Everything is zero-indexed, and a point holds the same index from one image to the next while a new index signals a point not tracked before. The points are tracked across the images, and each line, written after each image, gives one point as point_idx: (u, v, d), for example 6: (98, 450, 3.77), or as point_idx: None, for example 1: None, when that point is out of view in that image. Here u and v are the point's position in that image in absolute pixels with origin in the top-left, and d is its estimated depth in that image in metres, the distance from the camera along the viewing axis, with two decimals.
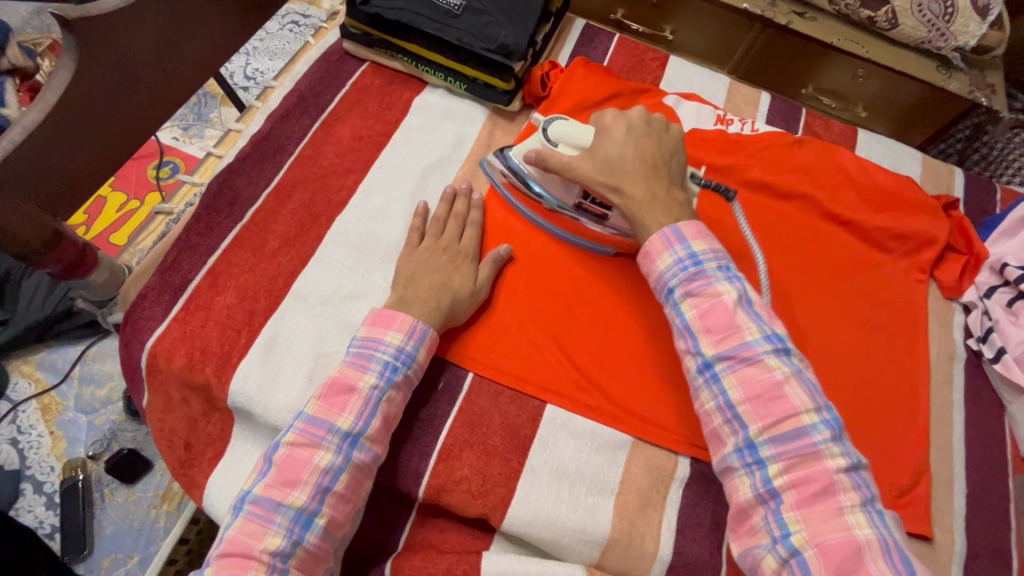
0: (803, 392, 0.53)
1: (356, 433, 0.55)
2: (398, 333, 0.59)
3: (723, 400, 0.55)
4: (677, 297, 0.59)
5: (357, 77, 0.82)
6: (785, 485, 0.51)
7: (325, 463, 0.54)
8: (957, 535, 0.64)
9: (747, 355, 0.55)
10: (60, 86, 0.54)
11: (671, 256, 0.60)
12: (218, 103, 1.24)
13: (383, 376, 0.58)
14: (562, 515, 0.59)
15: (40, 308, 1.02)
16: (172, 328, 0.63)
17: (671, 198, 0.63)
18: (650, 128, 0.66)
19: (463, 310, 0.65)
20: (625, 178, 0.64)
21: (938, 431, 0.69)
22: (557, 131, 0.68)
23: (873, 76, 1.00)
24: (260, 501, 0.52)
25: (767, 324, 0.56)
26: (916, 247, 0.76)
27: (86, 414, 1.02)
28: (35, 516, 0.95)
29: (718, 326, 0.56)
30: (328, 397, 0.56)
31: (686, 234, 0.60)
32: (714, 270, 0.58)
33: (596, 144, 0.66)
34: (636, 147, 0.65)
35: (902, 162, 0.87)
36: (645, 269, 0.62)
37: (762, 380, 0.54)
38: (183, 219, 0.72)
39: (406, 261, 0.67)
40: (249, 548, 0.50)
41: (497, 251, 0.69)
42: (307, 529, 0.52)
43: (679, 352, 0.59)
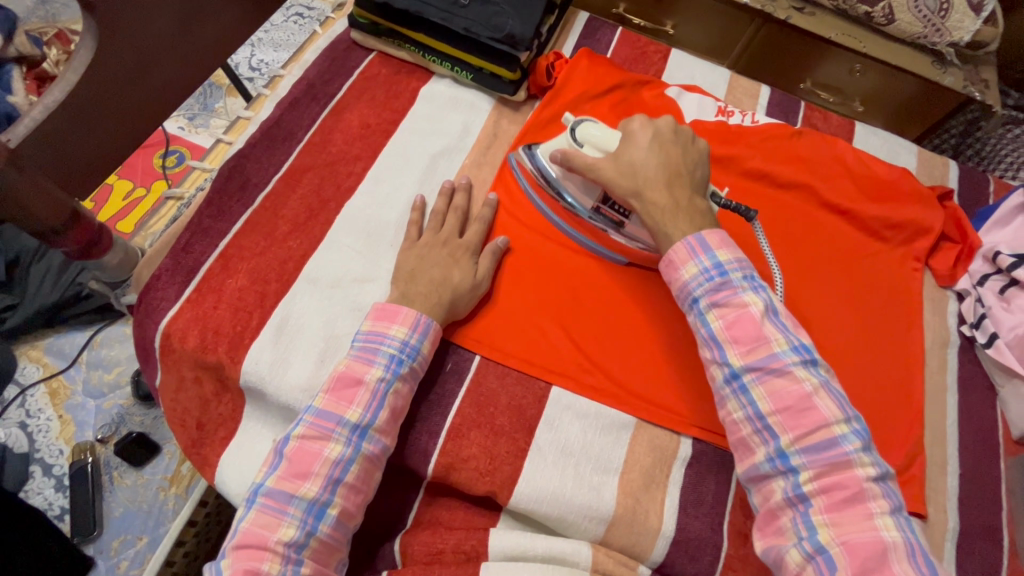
0: (832, 404, 0.55)
1: (365, 425, 0.56)
2: (402, 327, 0.60)
3: (752, 410, 0.56)
4: (703, 307, 0.60)
5: (365, 66, 0.83)
6: (814, 490, 0.52)
7: (335, 455, 0.55)
8: (950, 513, 0.66)
9: (777, 366, 0.56)
10: (82, 66, 0.55)
11: (696, 266, 0.60)
12: (224, 94, 1.25)
13: (389, 369, 0.59)
14: (568, 492, 0.60)
15: (48, 292, 1.02)
16: (185, 310, 0.64)
17: (693, 207, 0.64)
18: (677, 138, 0.67)
19: (463, 305, 0.66)
20: (648, 184, 0.64)
21: (933, 413, 0.71)
22: (585, 132, 0.69)
23: (870, 71, 1.02)
24: (274, 493, 0.53)
25: (794, 335, 0.58)
26: (911, 236, 0.78)
27: (94, 398, 1.02)
28: (45, 498, 0.95)
29: (745, 336, 0.57)
30: (336, 390, 0.58)
31: (711, 244, 0.61)
32: (740, 280, 0.59)
33: (621, 149, 0.67)
34: (660, 156, 0.65)
35: (898, 154, 0.89)
36: (669, 278, 0.63)
37: (792, 391, 0.55)
38: (195, 204, 0.73)
39: (408, 255, 0.67)
40: (263, 540, 0.52)
41: (496, 243, 0.70)
42: (319, 519, 0.53)
43: (705, 361, 0.60)
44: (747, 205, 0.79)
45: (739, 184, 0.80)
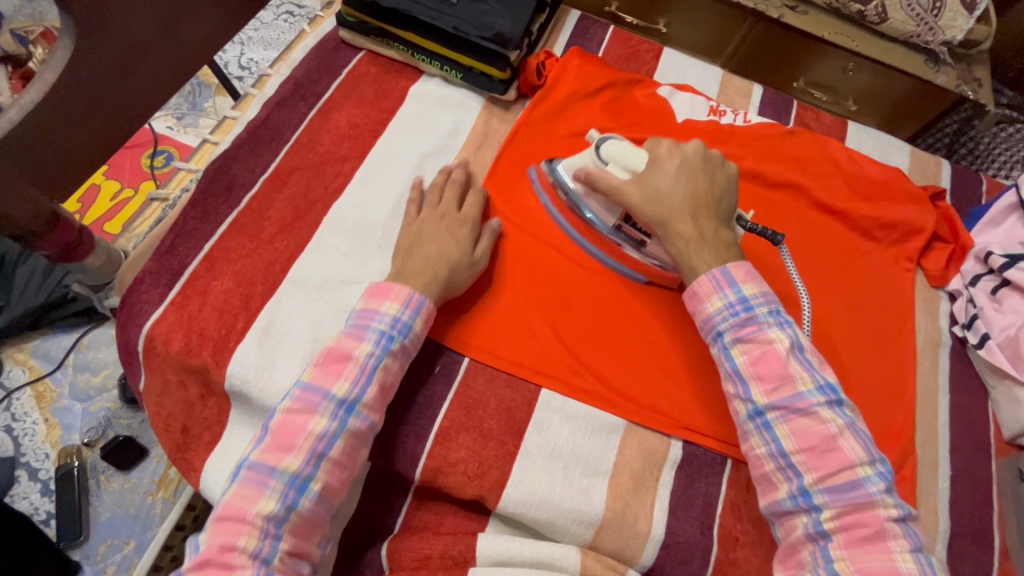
0: (857, 444, 0.54)
1: (352, 399, 0.56)
2: (393, 304, 0.60)
3: (775, 447, 0.56)
4: (727, 342, 0.60)
5: (353, 66, 0.82)
6: (836, 527, 0.52)
7: (319, 428, 0.54)
8: (941, 514, 0.66)
9: (802, 406, 0.55)
10: (59, 66, 0.54)
11: (721, 299, 0.60)
12: (212, 93, 1.24)
13: (378, 345, 0.58)
14: (557, 495, 0.60)
15: (34, 295, 1.01)
16: (169, 313, 0.64)
17: (718, 239, 0.63)
18: (707, 165, 0.66)
19: (462, 280, 0.65)
20: (674, 215, 0.63)
21: (924, 414, 0.71)
22: (609, 151, 0.67)
23: (863, 69, 1.02)
24: (256, 465, 0.52)
25: (819, 373, 0.57)
26: (903, 236, 0.77)
27: (81, 401, 1.01)
28: (31, 503, 0.95)
29: (770, 374, 0.57)
30: (325, 364, 0.57)
31: (736, 277, 0.61)
32: (765, 316, 0.59)
33: (648, 172, 0.66)
34: (688, 184, 0.64)
35: (890, 154, 0.89)
36: (693, 309, 0.62)
37: (816, 432, 0.55)
38: (179, 205, 0.72)
39: (406, 233, 0.67)
40: (243, 512, 0.51)
41: (491, 222, 0.70)
42: (301, 493, 0.52)
43: (728, 395, 0.60)
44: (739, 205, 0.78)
45: None
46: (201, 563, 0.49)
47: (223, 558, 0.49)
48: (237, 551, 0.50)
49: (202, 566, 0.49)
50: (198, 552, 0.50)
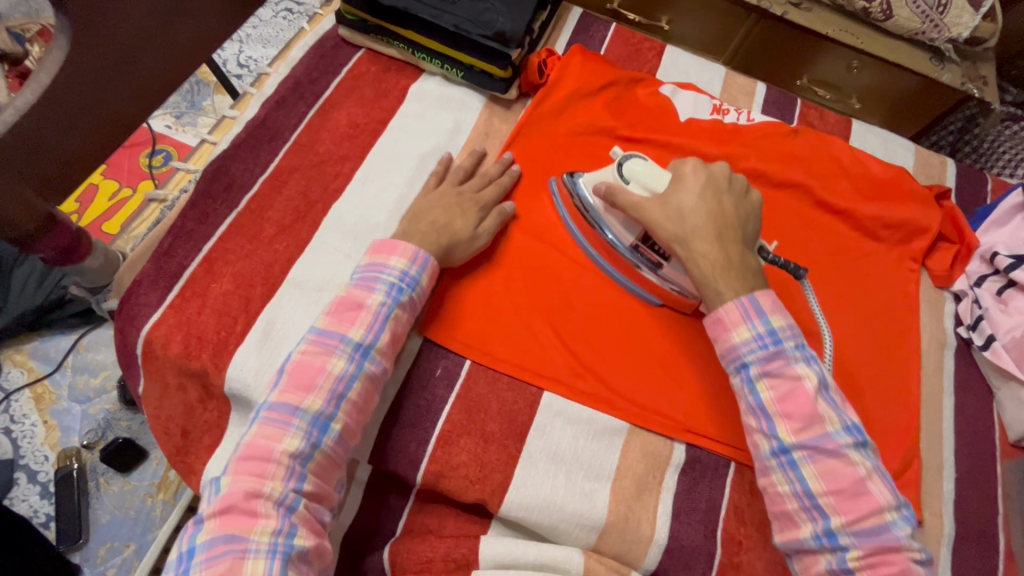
0: (884, 487, 0.54)
1: (367, 344, 0.57)
2: (401, 258, 0.62)
3: (801, 487, 0.54)
4: (753, 375, 0.58)
5: (353, 64, 0.82)
6: (861, 569, 0.52)
7: (338, 370, 0.56)
8: (946, 518, 0.65)
9: (830, 446, 0.54)
10: (53, 68, 0.53)
11: (749, 330, 0.58)
12: (211, 91, 1.23)
13: (389, 295, 0.60)
14: (560, 499, 0.59)
15: (32, 296, 1.01)
16: (168, 315, 0.63)
17: (744, 264, 0.61)
18: (730, 188, 0.65)
19: (460, 252, 0.66)
20: (697, 235, 0.62)
21: (929, 417, 0.70)
22: (632, 169, 0.66)
23: (867, 67, 1.01)
24: (277, 407, 0.54)
25: (845, 413, 0.56)
26: (908, 236, 0.77)
27: (80, 403, 1.01)
28: (30, 505, 0.94)
29: (798, 412, 0.55)
30: (338, 312, 0.59)
31: (765, 308, 0.59)
32: (793, 350, 0.58)
33: (669, 191, 0.65)
34: (712, 205, 0.63)
35: (895, 153, 0.88)
36: (716, 338, 0.60)
37: (845, 473, 0.54)
38: (178, 206, 0.71)
39: (422, 200, 0.69)
40: (268, 450, 0.52)
41: (503, 206, 0.71)
42: (323, 433, 0.54)
43: (748, 428, 0.59)
44: None
45: None
46: (226, 507, 0.49)
47: (248, 502, 0.49)
48: (262, 497, 0.50)
49: (227, 511, 0.49)
50: (220, 497, 0.49)
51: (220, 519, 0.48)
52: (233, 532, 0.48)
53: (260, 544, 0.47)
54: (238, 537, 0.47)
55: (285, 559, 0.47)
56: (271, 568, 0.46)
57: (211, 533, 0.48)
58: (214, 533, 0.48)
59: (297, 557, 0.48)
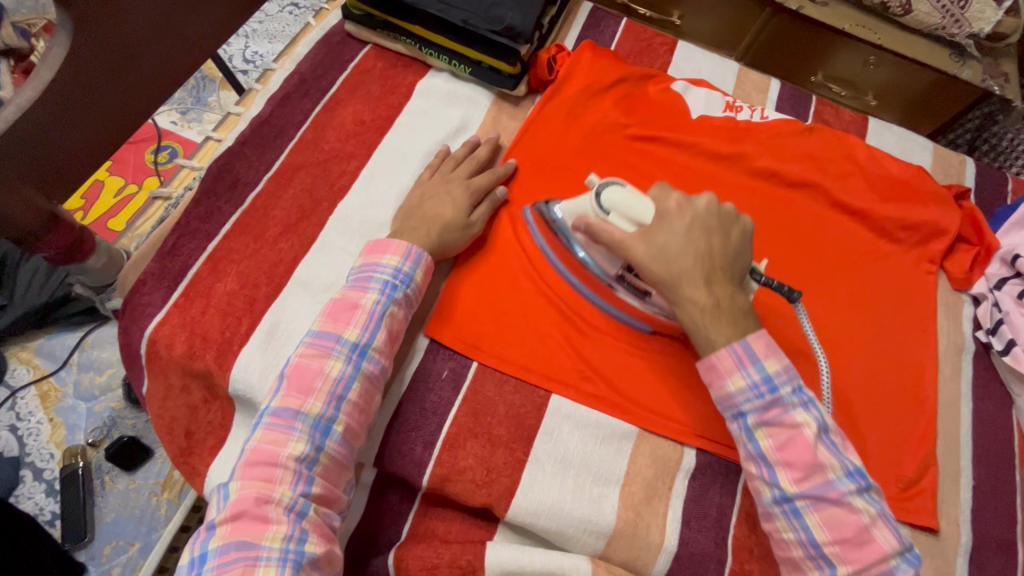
0: (890, 533, 0.51)
1: (364, 344, 0.56)
2: (394, 256, 0.61)
3: (806, 536, 0.52)
4: (751, 424, 0.55)
5: (360, 60, 0.80)
6: None
7: (336, 372, 0.55)
8: (963, 527, 0.64)
9: (834, 495, 0.52)
10: (54, 64, 0.53)
11: (744, 378, 0.55)
12: (217, 87, 1.22)
13: (384, 293, 0.59)
14: (567, 505, 0.58)
15: (38, 293, 1.01)
16: (172, 315, 0.62)
17: (734, 307, 0.57)
18: (720, 221, 0.60)
19: (454, 242, 0.66)
20: (684, 278, 0.58)
21: (946, 423, 0.68)
22: (610, 199, 0.61)
23: (885, 63, 0.99)
24: (280, 412, 0.53)
25: (847, 457, 0.53)
26: (926, 238, 0.75)
27: (85, 401, 1.01)
28: (36, 503, 0.94)
29: (799, 461, 0.52)
30: (332, 313, 0.58)
31: (758, 352, 0.55)
32: (790, 396, 0.54)
33: (655, 226, 0.60)
34: (699, 244, 0.58)
35: (913, 151, 0.86)
36: (710, 384, 0.57)
37: (849, 522, 0.51)
38: (182, 204, 0.71)
39: (412, 194, 0.69)
40: (273, 455, 0.51)
41: (494, 192, 0.70)
42: (326, 435, 0.53)
43: (748, 475, 0.56)
44: (756, 206, 0.75)
45: (748, 183, 0.76)
46: (238, 513, 0.48)
47: (260, 508, 0.48)
48: (272, 503, 0.49)
49: (239, 516, 0.48)
50: (231, 503, 0.49)
51: (232, 524, 0.48)
52: (245, 538, 0.47)
53: (271, 551, 0.46)
54: (250, 544, 0.46)
55: (296, 567, 0.46)
56: None
57: (223, 539, 0.47)
58: (227, 539, 0.47)
59: (309, 564, 0.47)
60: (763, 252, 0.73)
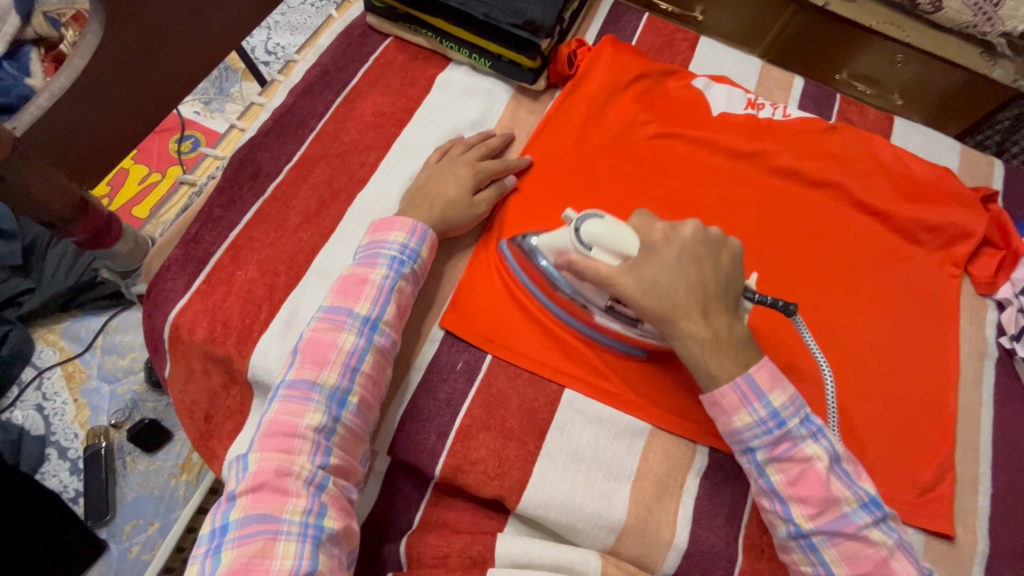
0: (909, 564, 0.51)
1: (374, 318, 0.58)
2: (400, 232, 0.62)
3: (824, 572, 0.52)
4: (761, 460, 0.55)
5: (380, 53, 0.81)
6: None
7: (349, 345, 0.56)
8: (980, 534, 0.63)
9: (849, 529, 0.52)
10: (87, 53, 0.54)
11: (751, 414, 0.54)
12: (239, 78, 1.24)
13: (392, 268, 0.60)
14: (577, 498, 0.59)
15: (64, 278, 1.03)
16: (194, 301, 0.64)
17: (733, 336, 0.56)
18: (707, 250, 0.58)
19: (458, 220, 0.67)
20: (680, 312, 0.56)
21: (965, 430, 0.67)
22: (591, 233, 0.58)
23: (913, 61, 0.97)
24: (296, 384, 0.54)
25: (860, 487, 0.53)
26: (950, 240, 0.73)
27: (108, 382, 1.04)
28: (60, 480, 0.97)
29: (813, 496, 0.52)
30: (342, 289, 0.59)
31: (763, 386, 0.55)
32: (798, 429, 0.54)
33: (642, 260, 0.57)
34: (690, 275, 0.57)
35: (939, 152, 0.84)
36: (718, 421, 0.56)
37: (867, 556, 0.51)
38: (206, 192, 0.72)
39: (420, 175, 0.71)
40: (292, 426, 0.52)
41: (504, 179, 0.71)
42: (342, 406, 0.54)
43: (762, 509, 0.56)
44: (776, 206, 0.74)
45: (767, 182, 0.75)
46: (258, 484, 0.48)
47: (280, 480, 0.48)
48: (292, 476, 0.49)
49: (259, 488, 0.48)
50: (251, 474, 0.49)
51: (253, 496, 0.48)
52: (265, 511, 0.47)
53: (291, 525, 0.46)
54: (270, 517, 0.46)
55: (316, 543, 0.47)
56: (302, 552, 0.46)
57: (244, 511, 0.47)
58: (247, 511, 0.47)
59: (328, 539, 0.48)
60: (781, 251, 0.72)
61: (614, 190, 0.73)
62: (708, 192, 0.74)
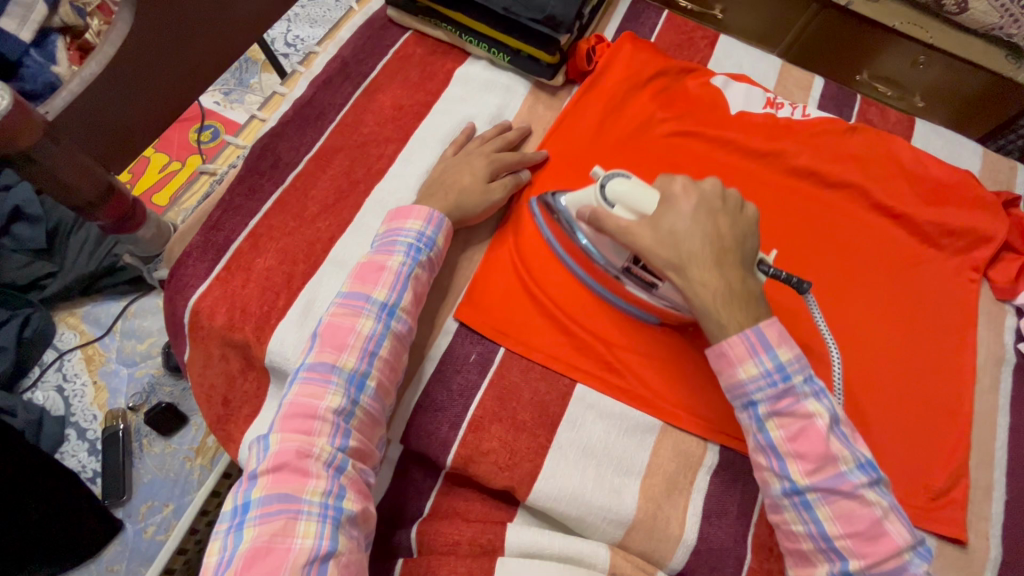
0: (903, 527, 0.51)
1: (392, 304, 0.58)
2: (417, 220, 0.63)
3: (816, 528, 0.51)
4: (762, 414, 0.54)
5: (400, 46, 0.81)
6: None
7: (367, 330, 0.57)
8: (992, 541, 0.62)
9: (846, 487, 0.51)
10: (118, 40, 0.55)
11: (756, 366, 0.54)
12: (259, 69, 1.25)
13: (408, 256, 0.61)
14: (587, 492, 0.59)
15: (87, 262, 1.06)
16: (214, 287, 0.65)
17: (746, 290, 0.56)
18: (724, 205, 0.59)
19: (471, 208, 0.68)
20: (693, 262, 0.56)
21: (980, 435, 0.67)
22: (615, 190, 0.59)
23: (935, 62, 0.96)
24: (315, 367, 0.55)
25: (859, 449, 0.53)
26: (970, 244, 0.73)
27: (127, 366, 1.06)
28: (79, 461, 0.99)
29: (811, 453, 0.52)
30: (360, 275, 0.60)
31: (771, 341, 0.54)
32: (802, 386, 0.54)
33: (659, 213, 0.58)
34: (706, 226, 0.57)
35: (960, 155, 0.83)
36: (721, 373, 0.56)
37: (861, 515, 0.50)
38: (227, 181, 0.73)
39: (437, 166, 0.71)
40: (312, 407, 0.52)
41: (519, 172, 0.71)
42: (360, 390, 0.54)
43: (757, 465, 0.55)
44: (793, 206, 0.74)
45: (784, 182, 0.75)
46: (279, 464, 0.49)
47: (301, 461, 0.49)
48: (312, 457, 0.50)
49: (280, 468, 0.49)
50: (272, 455, 0.50)
51: (273, 476, 0.48)
52: (285, 491, 0.47)
53: (312, 505, 0.47)
54: (291, 497, 0.47)
55: (336, 524, 0.47)
56: (323, 532, 0.46)
57: (265, 490, 0.48)
58: (269, 490, 0.48)
59: (347, 520, 0.49)
60: (796, 251, 0.72)
61: None
62: None
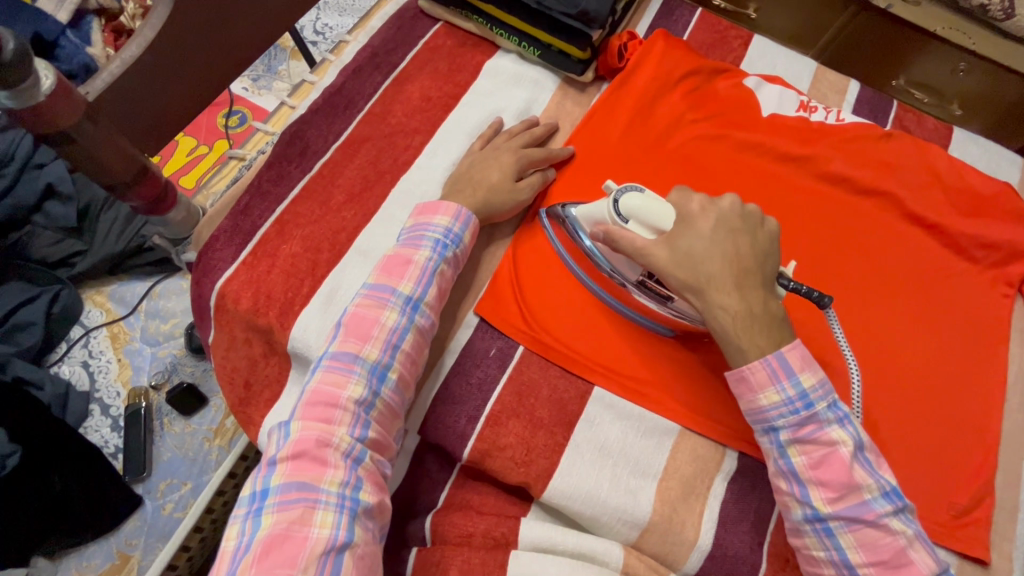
0: (928, 556, 0.50)
1: (417, 297, 0.59)
2: (444, 216, 0.63)
3: (839, 556, 0.51)
4: (783, 440, 0.54)
5: (430, 37, 0.81)
6: None
7: (391, 322, 0.57)
8: (1016, 563, 0.61)
9: (869, 517, 0.51)
10: (158, 23, 0.56)
11: (778, 393, 0.54)
12: (287, 56, 1.26)
13: (435, 251, 0.61)
14: (604, 492, 0.59)
15: (115, 242, 1.08)
16: (240, 272, 0.66)
17: (767, 312, 0.55)
18: (745, 224, 0.58)
19: (499, 205, 0.67)
20: (712, 285, 0.56)
21: (1008, 455, 0.65)
22: (628, 205, 0.58)
23: (977, 70, 0.93)
24: (338, 355, 0.55)
25: (884, 477, 0.52)
26: (1006, 258, 0.71)
27: (150, 345, 1.08)
28: (101, 436, 1.02)
29: (835, 481, 0.52)
30: (386, 267, 0.60)
31: (794, 367, 0.54)
32: (825, 412, 0.53)
33: (676, 231, 0.58)
34: (725, 248, 0.56)
35: (999, 167, 0.81)
36: (742, 399, 0.56)
37: (885, 545, 0.50)
38: (256, 166, 0.74)
39: (463, 161, 0.71)
40: (334, 396, 0.53)
41: (546, 170, 0.71)
42: (382, 381, 0.55)
43: (777, 490, 0.55)
44: (824, 211, 0.72)
45: (815, 188, 0.74)
46: (298, 452, 0.49)
47: (320, 450, 0.49)
48: (331, 447, 0.50)
49: (299, 456, 0.49)
50: (292, 441, 0.50)
51: (292, 463, 0.49)
52: (304, 480, 0.48)
53: (330, 496, 0.48)
54: (310, 486, 0.47)
55: (352, 515, 0.48)
56: (339, 523, 0.47)
57: (284, 478, 0.48)
58: (288, 478, 0.48)
59: (364, 512, 0.49)
60: (826, 259, 0.70)
61: (657, 186, 0.72)
62: (753, 193, 0.73)
